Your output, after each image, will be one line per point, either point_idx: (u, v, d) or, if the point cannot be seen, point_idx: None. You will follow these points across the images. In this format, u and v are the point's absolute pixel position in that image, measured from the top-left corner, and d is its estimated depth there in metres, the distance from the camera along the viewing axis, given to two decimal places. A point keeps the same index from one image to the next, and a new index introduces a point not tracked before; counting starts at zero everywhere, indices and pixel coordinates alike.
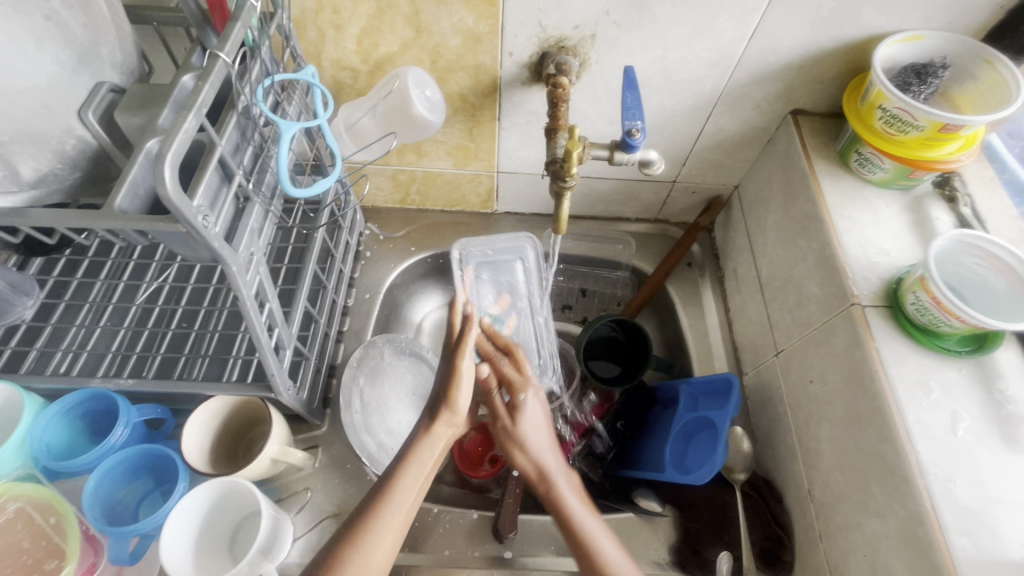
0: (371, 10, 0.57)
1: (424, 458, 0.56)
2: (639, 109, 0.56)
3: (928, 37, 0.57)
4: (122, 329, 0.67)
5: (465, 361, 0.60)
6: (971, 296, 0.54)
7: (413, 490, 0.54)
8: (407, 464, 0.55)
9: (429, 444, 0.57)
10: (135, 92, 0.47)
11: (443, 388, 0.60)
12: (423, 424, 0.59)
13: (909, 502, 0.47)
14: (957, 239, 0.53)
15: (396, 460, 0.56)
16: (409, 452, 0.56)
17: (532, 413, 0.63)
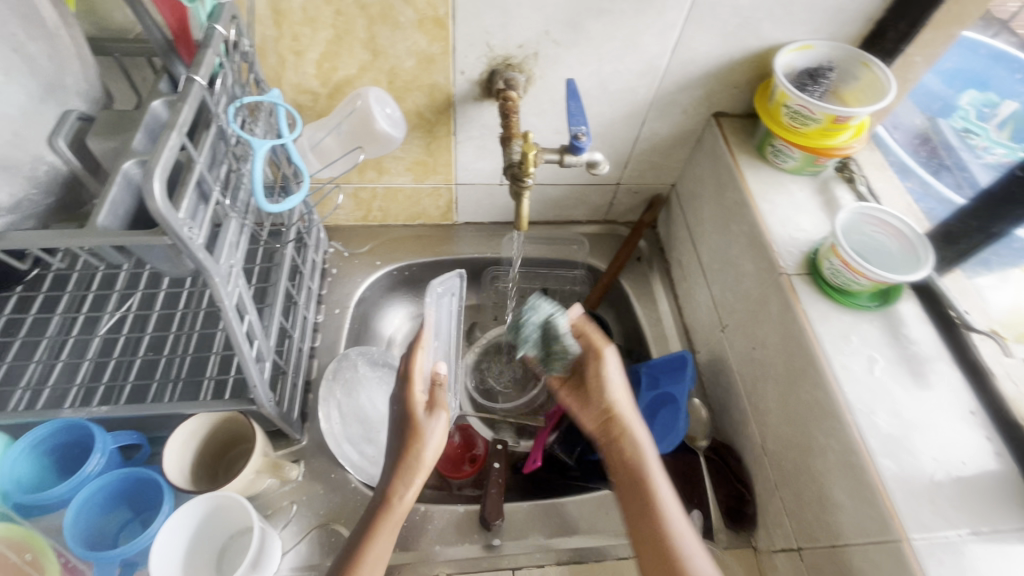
0: (330, 36, 0.61)
1: (393, 527, 0.55)
2: (582, 116, 0.62)
3: (817, 46, 0.67)
4: (86, 361, 0.66)
5: (438, 420, 0.60)
6: (873, 257, 0.63)
7: (386, 552, 0.54)
8: (380, 529, 0.54)
9: (401, 505, 0.56)
10: (105, 118, 0.49)
11: (408, 448, 0.58)
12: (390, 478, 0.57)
13: (842, 437, 0.54)
14: (857, 211, 0.63)
15: (366, 523, 0.55)
16: (382, 514, 0.55)
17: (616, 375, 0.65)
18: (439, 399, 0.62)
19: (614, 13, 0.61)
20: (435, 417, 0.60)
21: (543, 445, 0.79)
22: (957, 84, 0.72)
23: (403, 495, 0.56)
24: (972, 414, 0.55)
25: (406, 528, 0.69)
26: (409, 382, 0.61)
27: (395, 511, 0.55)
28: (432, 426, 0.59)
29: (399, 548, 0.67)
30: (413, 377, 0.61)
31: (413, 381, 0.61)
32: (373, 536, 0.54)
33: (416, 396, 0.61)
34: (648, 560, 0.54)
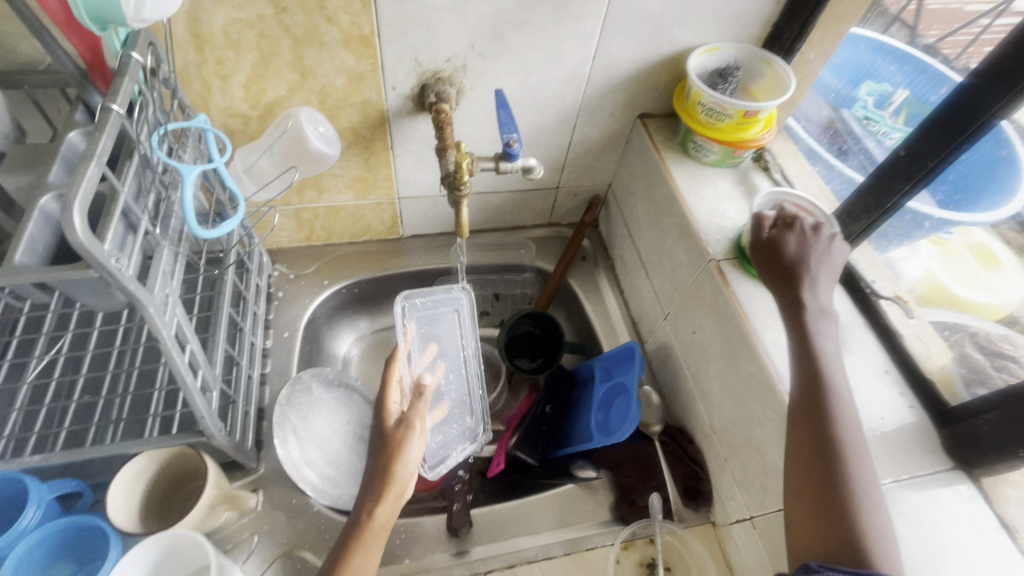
0: (255, 59, 0.61)
1: (372, 544, 0.53)
2: (513, 124, 0.65)
3: (724, 48, 0.73)
4: (14, 411, 0.62)
5: (412, 431, 0.57)
6: None
7: (368, 568, 0.52)
8: (356, 549, 0.52)
9: (378, 522, 0.53)
10: (18, 153, 0.47)
11: (384, 464, 0.56)
12: (369, 494, 0.55)
13: (777, 406, 0.58)
14: (773, 196, 0.68)
15: (344, 543, 0.53)
16: (359, 532, 0.53)
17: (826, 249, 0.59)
18: (416, 407, 0.59)
19: (535, 25, 0.64)
20: (409, 426, 0.58)
21: (505, 447, 0.80)
22: (846, 76, 0.81)
23: (380, 512, 0.54)
24: (887, 372, 0.61)
25: None
26: (386, 391, 0.61)
27: (369, 532, 0.53)
28: (407, 438, 0.57)
29: None
30: (388, 386, 0.62)
31: (388, 389, 0.61)
32: (349, 557, 0.52)
33: (391, 407, 0.61)
34: (812, 501, 0.48)
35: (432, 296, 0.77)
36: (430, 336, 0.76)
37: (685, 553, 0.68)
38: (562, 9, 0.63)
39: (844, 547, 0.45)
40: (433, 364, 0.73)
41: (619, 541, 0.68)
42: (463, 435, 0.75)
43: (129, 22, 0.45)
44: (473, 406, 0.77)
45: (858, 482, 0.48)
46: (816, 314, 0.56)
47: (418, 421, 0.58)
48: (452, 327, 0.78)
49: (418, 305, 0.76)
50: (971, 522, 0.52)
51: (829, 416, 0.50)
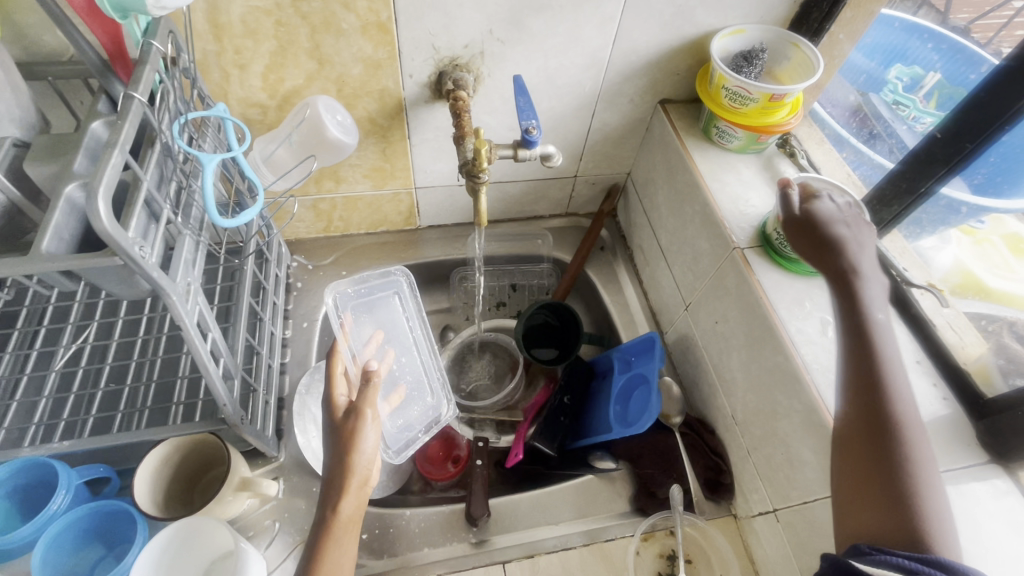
0: (273, 47, 0.61)
1: (343, 539, 0.52)
2: (532, 111, 0.64)
3: (749, 30, 0.70)
4: (42, 399, 0.63)
5: (366, 420, 0.56)
6: None
7: (342, 563, 0.51)
8: (326, 546, 0.51)
9: (344, 515, 0.52)
10: (43, 143, 0.47)
11: (341, 458, 0.54)
12: (328, 493, 0.53)
13: (803, 397, 0.57)
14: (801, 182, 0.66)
15: (313, 542, 0.51)
16: (326, 528, 0.51)
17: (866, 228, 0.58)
18: (364, 395, 0.57)
19: (554, 9, 0.63)
20: (360, 416, 0.56)
21: (523, 439, 0.79)
22: (877, 56, 0.78)
23: (345, 506, 0.52)
24: (918, 363, 0.59)
25: (393, 533, 0.68)
26: (332, 383, 0.59)
27: (336, 526, 0.52)
28: (361, 426, 0.55)
29: (386, 555, 0.67)
30: (333, 378, 0.59)
31: (333, 381, 0.59)
32: (321, 555, 0.50)
33: (339, 399, 0.58)
34: (863, 483, 0.46)
35: (368, 283, 0.76)
36: (379, 323, 0.75)
37: (706, 545, 0.68)
38: None
39: (894, 526, 0.44)
40: (378, 351, 0.72)
41: (638, 533, 0.67)
42: (425, 415, 0.72)
43: (149, 9, 0.45)
44: (432, 385, 0.74)
45: (913, 464, 0.46)
46: (864, 284, 0.54)
47: (370, 408, 0.56)
48: (398, 312, 0.76)
49: (351, 296, 0.75)
50: (1007, 517, 0.50)
51: (883, 396, 0.49)
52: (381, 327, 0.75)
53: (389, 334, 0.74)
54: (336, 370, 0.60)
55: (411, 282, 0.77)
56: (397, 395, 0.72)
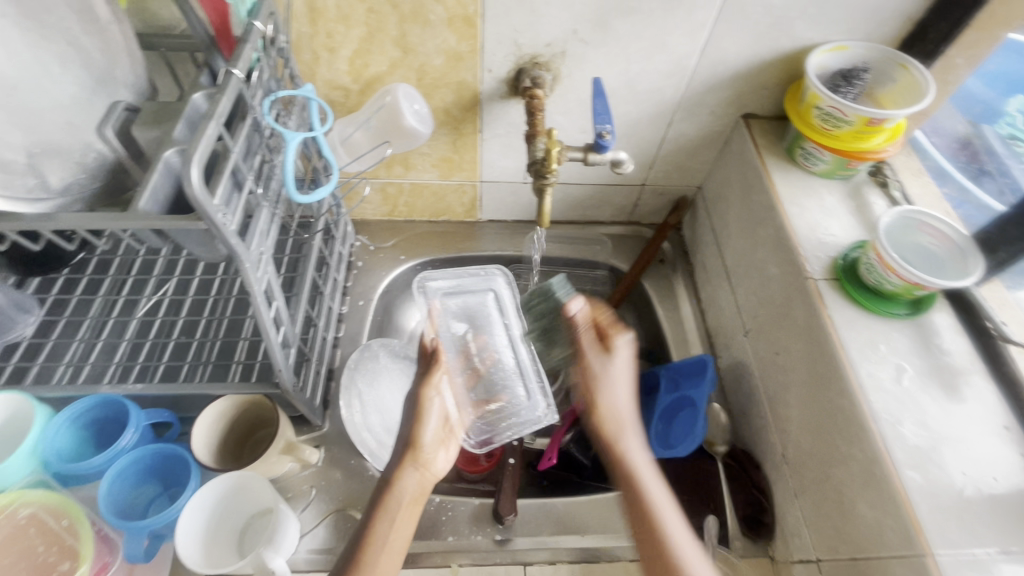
0: (363, 34, 0.63)
1: (397, 512, 0.53)
2: (608, 114, 0.62)
3: (852, 46, 0.66)
4: (123, 342, 0.69)
5: (431, 396, 0.60)
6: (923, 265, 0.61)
7: (393, 539, 0.52)
8: (378, 518, 0.52)
9: (401, 487, 0.54)
10: (150, 109, 0.51)
11: (410, 430, 0.58)
12: (392, 465, 0.56)
13: (866, 447, 0.53)
14: (909, 217, 0.61)
15: (367, 513, 0.53)
16: (380, 500, 0.53)
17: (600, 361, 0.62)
18: (431, 367, 0.62)
19: (643, 13, 0.61)
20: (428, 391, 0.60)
21: (558, 443, 0.77)
22: (999, 86, 0.69)
23: (402, 481, 0.55)
24: (1005, 429, 0.53)
25: (421, 517, 0.70)
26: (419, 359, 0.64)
27: (389, 499, 0.53)
28: (427, 396, 0.60)
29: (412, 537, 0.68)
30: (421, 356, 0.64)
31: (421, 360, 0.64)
32: (372, 525, 0.52)
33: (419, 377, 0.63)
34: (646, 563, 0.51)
35: (462, 279, 0.80)
36: (475, 319, 0.78)
37: None
38: None
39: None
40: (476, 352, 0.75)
41: None
42: (521, 420, 0.72)
43: None
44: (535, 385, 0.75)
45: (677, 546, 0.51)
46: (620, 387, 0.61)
47: (434, 385, 0.60)
48: (491, 307, 0.79)
49: (442, 287, 0.79)
50: None
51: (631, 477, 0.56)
52: (485, 329, 0.77)
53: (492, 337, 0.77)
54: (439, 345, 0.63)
55: (507, 280, 0.81)
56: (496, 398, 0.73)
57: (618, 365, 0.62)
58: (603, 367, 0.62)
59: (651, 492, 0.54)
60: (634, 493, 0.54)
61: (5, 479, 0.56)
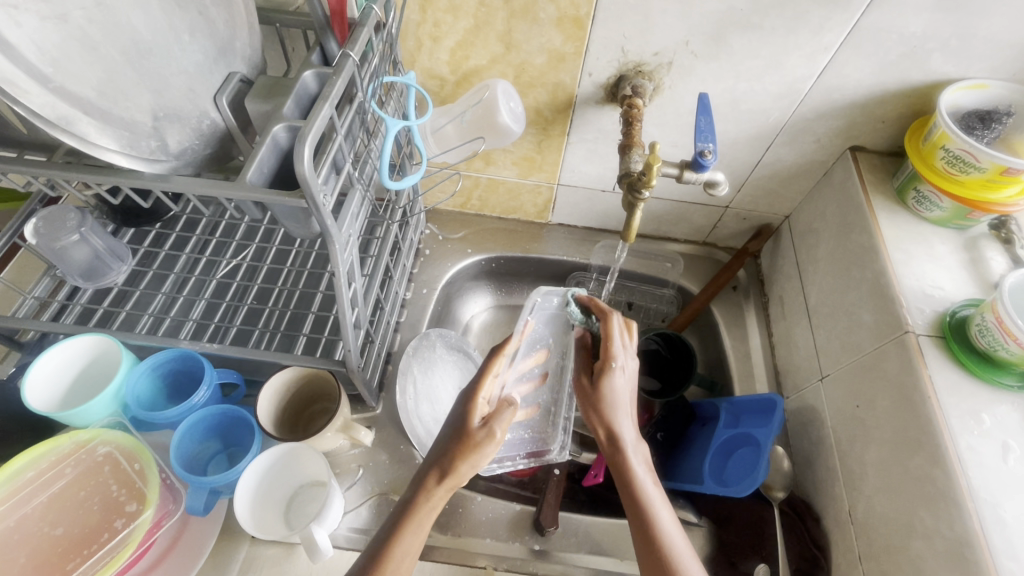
0: (469, 26, 0.62)
1: (424, 525, 0.51)
2: (711, 132, 0.59)
3: (993, 86, 0.60)
4: (202, 301, 0.73)
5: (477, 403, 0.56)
6: None
7: (413, 549, 0.49)
8: (403, 532, 0.49)
9: (431, 504, 0.51)
10: (264, 83, 0.52)
11: (456, 449, 0.52)
12: (423, 479, 0.52)
13: (957, 525, 0.48)
14: None
15: (393, 521, 0.50)
16: (407, 514, 0.50)
17: (623, 385, 0.56)
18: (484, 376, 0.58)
19: (764, 30, 0.58)
20: (491, 434, 0.52)
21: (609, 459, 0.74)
22: None
23: (432, 497, 0.51)
24: None
25: (461, 513, 0.70)
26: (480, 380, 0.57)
27: (420, 510, 0.50)
28: (492, 441, 0.52)
29: (449, 532, 0.68)
30: (485, 377, 0.58)
31: (484, 381, 0.57)
32: (397, 535, 0.49)
33: (479, 402, 0.56)
34: (636, 521, 0.51)
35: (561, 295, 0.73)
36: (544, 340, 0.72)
37: None
38: (802, 15, 0.56)
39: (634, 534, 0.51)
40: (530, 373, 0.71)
41: None
42: (531, 445, 0.70)
43: None
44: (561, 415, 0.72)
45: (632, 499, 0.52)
46: (614, 380, 0.56)
47: (502, 425, 0.53)
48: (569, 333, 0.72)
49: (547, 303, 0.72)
50: None
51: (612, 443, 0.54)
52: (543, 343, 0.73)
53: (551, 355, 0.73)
54: (603, 301, 0.62)
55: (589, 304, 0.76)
56: (528, 413, 0.71)
57: (623, 384, 0.56)
58: (622, 378, 0.56)
59: (636, 475, 0.52)
60: (622, 467, 0.53)
61: (88, 416, 0.59)
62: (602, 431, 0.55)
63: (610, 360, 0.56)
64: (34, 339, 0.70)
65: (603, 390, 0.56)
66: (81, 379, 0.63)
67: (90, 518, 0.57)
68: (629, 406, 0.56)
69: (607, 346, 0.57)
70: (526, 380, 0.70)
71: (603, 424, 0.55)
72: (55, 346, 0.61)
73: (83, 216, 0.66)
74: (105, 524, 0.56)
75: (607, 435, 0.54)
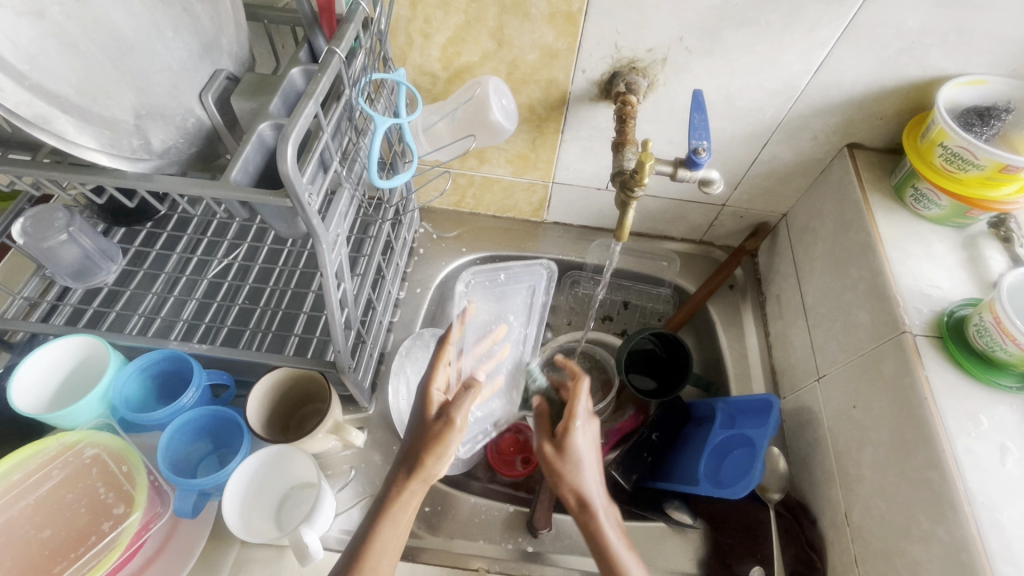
0: (460, 22, 0.61)
1: (398, 523, 0.53)
2: (705, 130, 0.58)
3: (992, 81, 0.59)
4: (192, 301, 0.72)
5: (434, 394, 0.57)
6: None
7: (392, 545, 0.52)
8: (379, 529, 0.52)
9: (405, 501, 0.53)
10: (250, 80, 0.51)
11: (422, 448, 0.54)
12: (396, 478, 0.54)
13: (953, 529, 0.48)
14: None
15: (370, 517, 0.53)
16: (383, 508, 0.53)
17: (588, 448, 0.57)
18: (435, 364, 0.59)
19: (759, 25, 0.57)
20: (449, 422, 0.54)
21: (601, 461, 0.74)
22: None
23: (405, 494, 0.53)
24: None
25: (454, 514, 0.69)
26: (433, 371, 0.59)
27: (395, 507, 0.53)
28: (454, 430, 0.54)
29: (442, 534, 0.68)
30: (439, 362, 0.59)
31: (438, 365, 0.59)
32: (375, 532, 0.52)
33: (435, 394, 0.57)
34: None
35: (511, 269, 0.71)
36: (499, 312, 0.70)
37: None
38: (798, 10, 0.55)
39: None
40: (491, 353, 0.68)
41: None
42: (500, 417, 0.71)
43: None
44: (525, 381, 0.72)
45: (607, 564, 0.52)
46: (580, 440, 0.56)
47: (462, 414, 0.54)
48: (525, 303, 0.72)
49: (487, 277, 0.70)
50: None
51: (583, 509, 0.54)
52: (501, 320, 0.70)
53: (511, 330, 0.70)
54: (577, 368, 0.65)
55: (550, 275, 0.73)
56: (494, 388, 0.70)
57: (588, 442, 0.57)
58: (585, 439, 0.57)
59: (607, 535, 0.53)
60: (592, 530, 0.54)
61: (75, 418, 0.59)
62: (572, 496, 0.55)
63: (573, 419, 0.57)
64: (23, 339, 0.69)
65: (568, 451, 0.56)
66: (69, 381, 0.62)
67: (78, 521, 0.56)
68: (595, 464, 0.57)
69: (572, 407, 0.57)
70: (487, 359, 0.68)
71: (573, 490, 0.55)
72: (44, 346, 0.61)
73: (71, 215, 0.66)
74: (94, 525, 0.56)
75: (577, 500, 0.55)
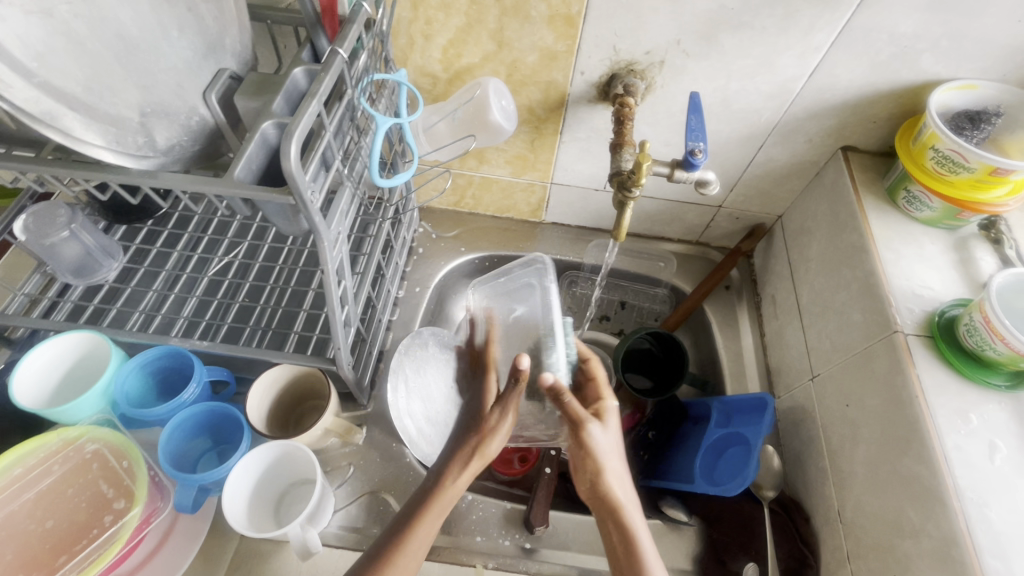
0: (461, 24, 0.62)
1: (439, 513, 0.53)
2: (702, 132, 0.59)
3: (983, 86, 0.60)
4: (193, 299, 0.73)
5: (498, 411, 0.57)
6: None
7: (432, 530, 0.53)
8: (424, 513, 0.53)
9: (454, 489, 0.54)
10: (254, 80, 0.52)
11: (473, 442, 0.56)
12: (447, 467, 0.55)
13: (943, 524, 0.48)
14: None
15: (413, 504, 0.54)
16: (431, 497, 0.53)
17: (606, 445, 0.54)
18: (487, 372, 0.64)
19: (754, 29, 0.58)
20: (504, 411, 0.57)
21: None
22: None
23: (456, 482, 0.54)
24: None
25: (452, 512, 0.70)
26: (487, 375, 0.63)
27: (445, 496, 0.53)
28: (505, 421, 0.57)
29: (440, 530, 0.68)
30: (489, 367, 0.63)
31: (490, 370, 0.63)
32: (418, 516, 0.52)
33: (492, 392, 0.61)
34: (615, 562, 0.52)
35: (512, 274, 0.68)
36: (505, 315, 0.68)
37: None
38: (793, 15, 0.56)
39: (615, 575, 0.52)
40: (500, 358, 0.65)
41: None
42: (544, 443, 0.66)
43: None
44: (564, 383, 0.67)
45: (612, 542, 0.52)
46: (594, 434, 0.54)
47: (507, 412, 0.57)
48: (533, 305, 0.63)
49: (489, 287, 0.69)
50: None
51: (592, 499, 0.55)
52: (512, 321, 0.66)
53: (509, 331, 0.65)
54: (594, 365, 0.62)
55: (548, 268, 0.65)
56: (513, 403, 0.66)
57: (615, 438, 0.55)
58: (603, 437, 0.54)
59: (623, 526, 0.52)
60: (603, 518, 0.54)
61: (76, 413, 0.59)
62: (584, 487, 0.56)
63: (601, 402, 0.58)
64: (24, 335, 0.69)
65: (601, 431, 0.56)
66: (69, 377, 0.63)
67: (79, 516, 0.56)
68: (618, 457, 0.55)
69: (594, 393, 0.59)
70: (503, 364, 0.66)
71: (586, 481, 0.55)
72: (44, 342, 0.61)
73: (72, 212, 0.66)
74: (95, 520, 0.56)
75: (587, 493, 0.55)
